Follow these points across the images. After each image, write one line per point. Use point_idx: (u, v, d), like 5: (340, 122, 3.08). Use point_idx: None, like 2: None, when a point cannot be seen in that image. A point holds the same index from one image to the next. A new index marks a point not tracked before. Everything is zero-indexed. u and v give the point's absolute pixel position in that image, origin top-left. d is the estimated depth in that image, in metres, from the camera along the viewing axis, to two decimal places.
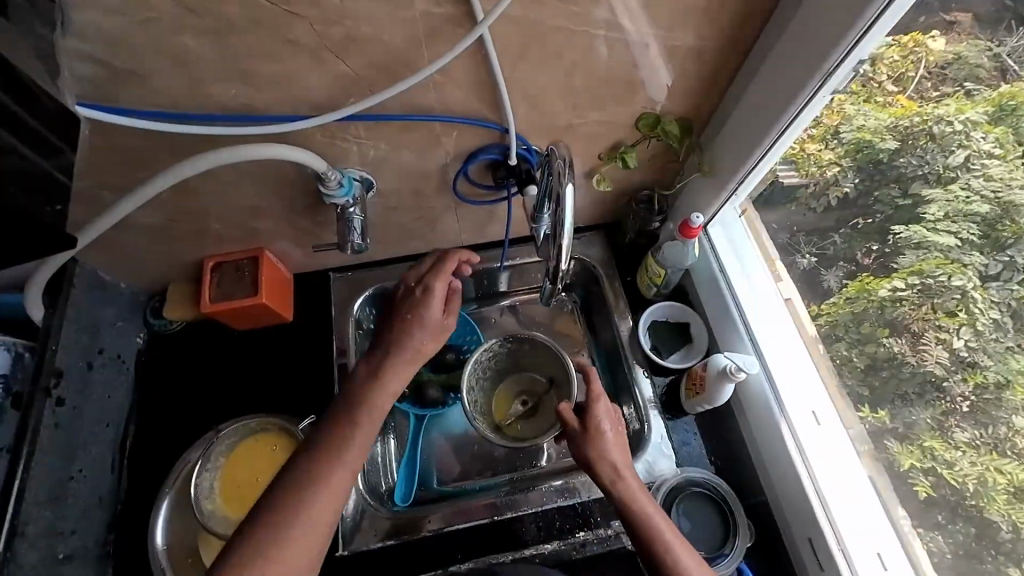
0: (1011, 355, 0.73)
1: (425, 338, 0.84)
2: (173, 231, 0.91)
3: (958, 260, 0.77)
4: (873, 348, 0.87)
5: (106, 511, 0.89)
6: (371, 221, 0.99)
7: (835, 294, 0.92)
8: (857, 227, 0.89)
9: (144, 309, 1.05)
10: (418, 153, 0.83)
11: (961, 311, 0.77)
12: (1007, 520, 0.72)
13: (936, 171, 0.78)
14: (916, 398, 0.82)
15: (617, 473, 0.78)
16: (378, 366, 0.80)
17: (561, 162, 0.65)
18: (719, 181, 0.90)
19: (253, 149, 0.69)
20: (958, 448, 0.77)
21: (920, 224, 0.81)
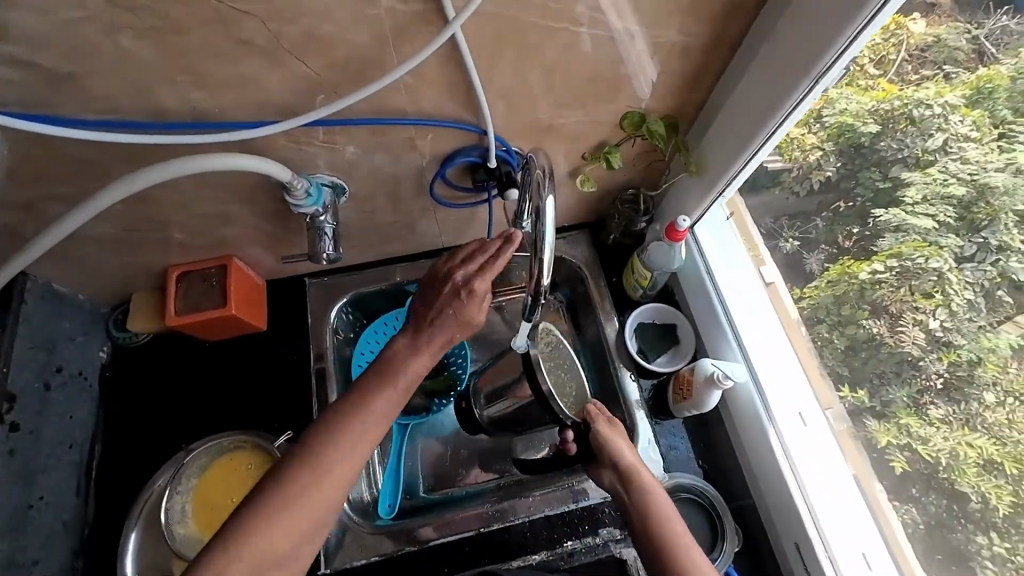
0: (983, 333, 0.72)
1: (458, 326, 0.73)
2: (131, 241, 0.85)
3: (935, 242, 0.76)
4: (853, 330, 0.86)
5: (73, 537, 0.85)
6: (346, 226, 0.94)
7: (817, 278, 0.91)
8: (839, 210, 0.87)
9: (107, 321, 1.00)
10: (392, 156, 0.79)
11: (937, 292, 0.76)
12: (976, 491, 0.72)
13: (915, 155, 0.76)
14: (893, 377, 0.82)
15: (635, 466, 0.80)
16: (400, 370, 0.68)
17: (539, 172, 0.62)
18: (707, 182, 0.88)
19: (202, 163, 0.63)
20: (931, 424, 0.77)
21: (900, 207, 0.79)
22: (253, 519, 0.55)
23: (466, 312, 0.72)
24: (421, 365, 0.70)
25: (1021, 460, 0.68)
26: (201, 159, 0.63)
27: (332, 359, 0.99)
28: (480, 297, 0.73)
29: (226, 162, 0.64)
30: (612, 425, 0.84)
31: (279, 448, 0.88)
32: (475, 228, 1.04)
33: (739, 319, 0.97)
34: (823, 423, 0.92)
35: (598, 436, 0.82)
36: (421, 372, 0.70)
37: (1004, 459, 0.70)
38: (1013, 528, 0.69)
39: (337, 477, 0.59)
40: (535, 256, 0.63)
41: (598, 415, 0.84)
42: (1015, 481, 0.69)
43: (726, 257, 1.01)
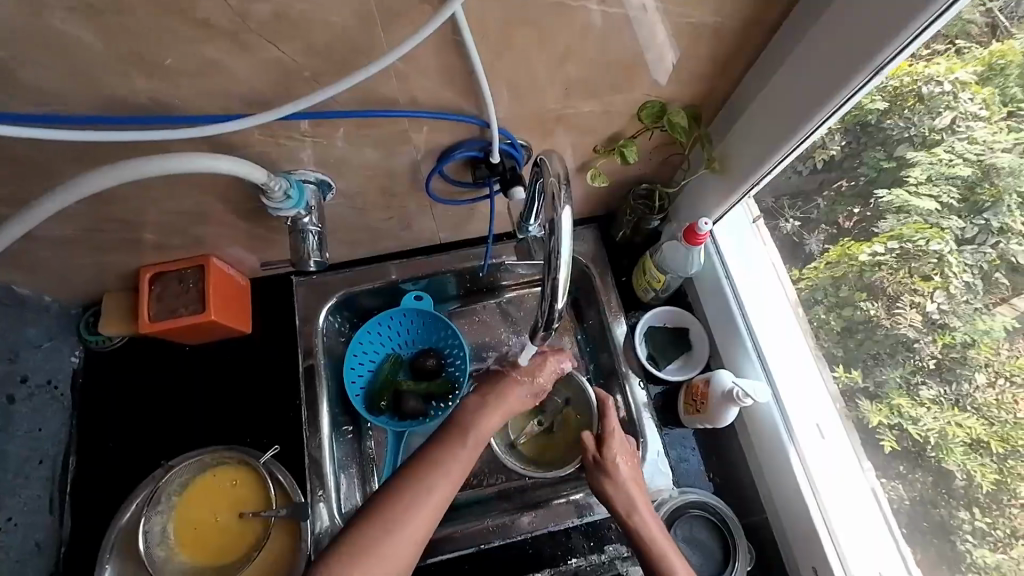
0: (980, 316, 0.71)
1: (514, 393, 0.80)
2: (97, 242, 0.77)
3: (936, 224, 0.73)
4: (850, 312, 0.84)
5: (46, 559, 0.80)
6: (335, 222, 0.86)
7: (817, 259, 0.87)
8: (840, 190, 0.82)
9: (76, 323, 0.92)
10: (382, 150, 0.70)
11: (936, 275, 0.74)
12: (962, 469, 0.71)
13: (921, 134, 0.72)
14: (887, 357, 0.80)
15: (628, 512, 0.79)
16: (473, 430, 0.74)
17: (555, 181, 0.57)
18: (734, 179, 0.80)
19: (147, 166, 0.54)
20: (922, 404, 0.76)
21: (903, 187, 0.75)
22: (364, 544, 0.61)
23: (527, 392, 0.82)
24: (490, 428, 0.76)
25: (1007, 439, 0.68)
26: (148, 162, 0.54)
27: (322, 357, 0.92)
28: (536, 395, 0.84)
29: (176, 164, 0.55)
30: (599, 467, 0.83)
31: (265, 464, 0.83)
32: (475, 223, 0.96)
33: (757, 321, 0.91)
34: (842, 433, 0.86)
35: (595, 483, 0.83)
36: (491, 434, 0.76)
37: (990, 439, 0.69)
38: (993, 504, 0.69)
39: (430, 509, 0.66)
40: (548, 275, 0.58)
41: (587, 460, 0.84)
42: (1000, 460, 0.68)
43: (742, 252, 0.94)
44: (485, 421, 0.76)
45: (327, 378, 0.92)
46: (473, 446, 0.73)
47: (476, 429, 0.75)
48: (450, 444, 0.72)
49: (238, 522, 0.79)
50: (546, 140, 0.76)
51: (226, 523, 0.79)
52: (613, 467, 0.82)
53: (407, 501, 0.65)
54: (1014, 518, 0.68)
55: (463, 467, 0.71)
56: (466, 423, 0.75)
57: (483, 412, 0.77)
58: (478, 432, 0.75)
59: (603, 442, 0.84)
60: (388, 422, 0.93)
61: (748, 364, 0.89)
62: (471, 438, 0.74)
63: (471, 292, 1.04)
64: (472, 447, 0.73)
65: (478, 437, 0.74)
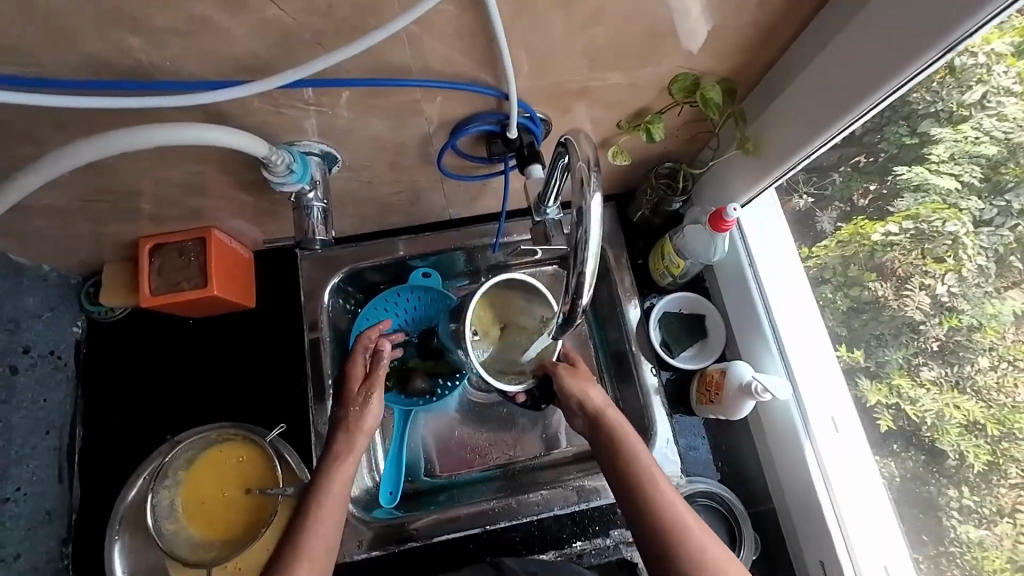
0: (989, 300, 0.67)
1: (359, 412, 0.75)
2: (92, 212, 0.73)
3: (954, 205, 0.69)
4: (857, 291, 0.81)
5: (59, 526, 0.81)
6: (342, 196, 0.82)
7: (828, 237, 0.84)
8: (857, 166, 0.76)
9: (77, 293, 0.90)
10: (392, 121, 0.65)
11: (949, 257, 0.70)
12: (956, 449, 0.70)
13: (948, 109, 0.65)
14: (891, 339, 0.77)
15: (603, 407, 0.75)
16: (330, 471, 0.70)
17: (583, 164, 0.53)
18: (767, 162, 0.75)
19: (134, 136, 0.49)
20: (921, 385, 0.73)
21: (924, 165, 0.70)
22: None
23: (363, 415, 0.75)
24: (348, 463, 0.72)
25: (1003, 421, 0.65)
26: (134, 133, 0.49)
27: (327, 331, 0.90)
28: (377, 400, 0.76)
29: (164, 135, 0.50)
30: (575, 370, 0.78)
31: (271, 442, 0.82)
32: (487, 200, 0.92)
33: (778, 308, 0.87)
34: (858, 425, 0.82)
35: (564, 387, 0.77)
36: (351, 465, 0.72)
37: (986, 421, 0.67)
38: (983, 482, 0.68)
39: (321, 538, 0.65)
40: (572, 269, 0.55)
41: (558, 367, 0.78)
42: (994, 442, 0.66)
43: (767, 236, 0.90)
44: (335, 474, 0.70)
45: (331, 353, 0.90)
46: (330, 508, 0.67)
47: (323, 490, 0.68)
48: (300, 525, 0.66)
49: (246, 497, 0.80)
50: (566, 113, 0.71)
51: (234, 498, 0.79)
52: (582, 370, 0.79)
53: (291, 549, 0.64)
54: (1002, 497, 0.66)
55: (325, 537, 0.66)
56: (314, 490, 0.69)
57: (331, 467, 0.71)
58: (329, 492, 0.69)
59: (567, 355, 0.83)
60: (396, 400, 0.92)
61: (766, 356, 0.87)
62: (322, 500, 0.68)
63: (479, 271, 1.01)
64: (336, 488, 0.69)
65: (333, 495, 0.69)
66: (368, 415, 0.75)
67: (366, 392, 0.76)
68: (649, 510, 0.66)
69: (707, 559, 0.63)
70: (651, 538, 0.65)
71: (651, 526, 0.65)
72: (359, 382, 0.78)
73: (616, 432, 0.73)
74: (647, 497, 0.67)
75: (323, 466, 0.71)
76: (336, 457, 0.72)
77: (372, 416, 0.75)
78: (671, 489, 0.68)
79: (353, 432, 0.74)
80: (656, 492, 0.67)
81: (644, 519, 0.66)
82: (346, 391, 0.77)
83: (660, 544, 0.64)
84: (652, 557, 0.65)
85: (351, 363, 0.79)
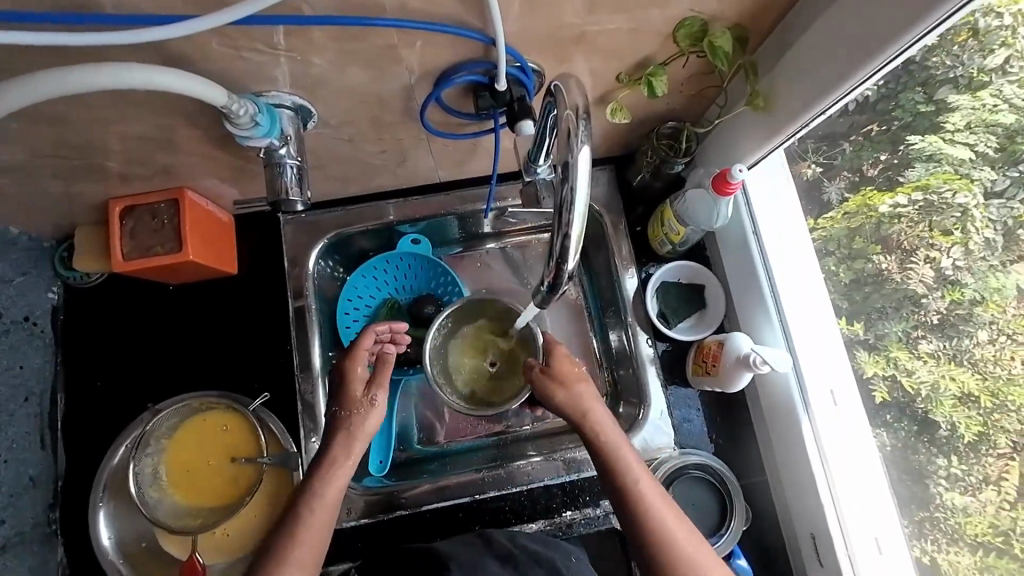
0: (993, 273, 0.63)
1: (360, 413, 0.73)
2: (54, 169, 0.68)
3: (967, 175, 0.64)
4: (861, 264, 0.77)
5: (44, 492, 0.80)
6: (322, 155, 0.77)
7: (834, 209, 0.79)
8: (869, 135, 0.72)
9: (51, 257, 0.86)
10: (370, 69, 0.60)
11: (957, 229, 0.66)
12: (947, 420, 0.68)
13: (968, 75, 0.61)
14: (892, 312, 0.74)
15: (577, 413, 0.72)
16: (322, 474, 0.69)
17: (569, 114, 0.48)
18: (777, 119, 0.69)
19: (74, 78, 0.44)
20: (918, 358, 0.71)
21: (937, 134, 0.66)
22: None
23: (363, 420, 0.73)
24: (344, 467, 0.70)
25: (997, 394, 0.63)
26: (73, 73, 0.44)
27: (312, 298, 0.87)
28: (379, 407, 0.75)
29: (106, 78, 0.45)
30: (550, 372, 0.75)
31: (254, 411, 0.80)
32: (478, 161, 0.86)
33: (781, 275, 0.83)
34: (857, 400, 0.79)
35: (540, 392, 0.75)
36: (348, 469, 0.70)
37: (980, 393, 0.65)
38: (971, 452, 0.66)
39: (310, 541, 0.65)
40: (558, 230, 0.50)
41: (533, 371, 0.76)
42: (986, 413, 0.64)
43: (774, 204, 0.85)
44: (330, 481, 0.68)
45: (319, 321, 0.87)
46: (320, 515, 0.66)
47: (315, 499, 0.67)
48: (288, 530, 0.65)
49: (231, 467, 0.79)
50: (561, 63, 0.65)
51: (218, 466, 0.78)
52: (562, 374, 0.74)
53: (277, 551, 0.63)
54: (989, 466, 0.65)
55: (313, 543, 0.65)
56: (308, 494, 0.68)
57: (325, 468, 0.69)
58: (323, 498, 0.67)
59: (552, 351, 0.77)
60: None
61: (767, 329, 0.83)
62: (313, 508, 0.66)
63: (473, 236, 0.97)
64: (330, 493, 0.68)
65: (325, 502, 0.67)
66: (367, 421, 0.73)
67: (371, 394, 0.75)
68: (635, 526, 0.65)
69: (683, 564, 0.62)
70: (640, 551, 0.64)
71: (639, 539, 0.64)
72: (362, 386, 0.75)
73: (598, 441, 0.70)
74: (634, 514, 0.65)
75: (316, 471, 0.69)
76: (332, 463, 0.70)
77: (372, 422, 0.73)
78: (660, 501, 0.66)
79: (352, 435, 0.72)
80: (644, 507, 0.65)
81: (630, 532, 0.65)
82: (348, 392, 0.75)
83: (648, 559, 0.64)
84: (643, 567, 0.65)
85: (352, 363, 0.76)
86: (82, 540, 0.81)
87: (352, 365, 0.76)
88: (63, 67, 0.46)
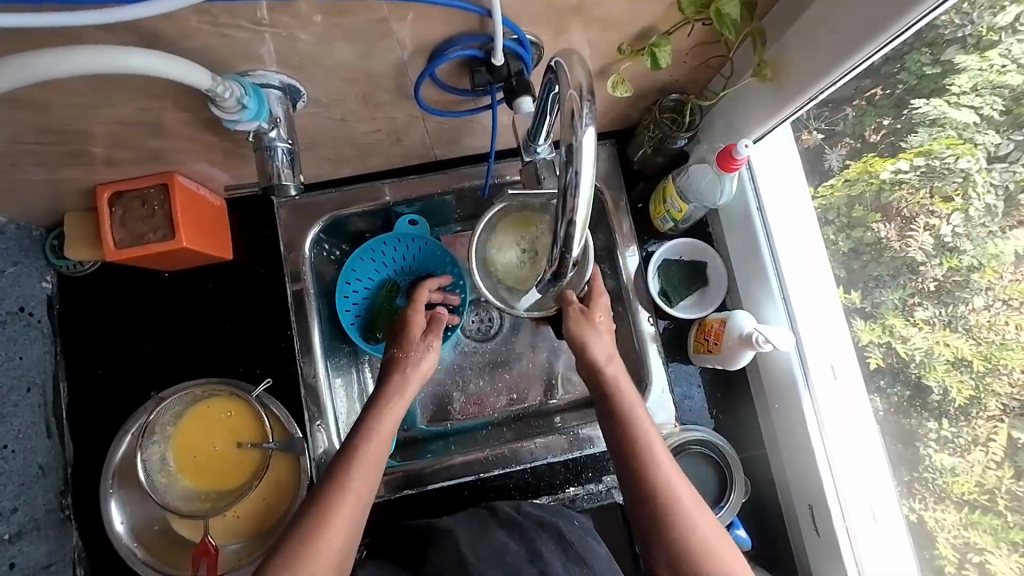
0: (992, 240, 0.63)
1: (415, 354, 0.79)
2: (36, 156, 0.66)
3: (970, 140, 0.63)
4: (860, 233, 0.76)
5: (54, 479, 0.81)
6: (313, 136, 0.75)
7: (835, 176, 0.78)
8: (872, 99, 0.69)
9: (42, 245, 0.85)
10: (360, 46, 0.57)
11: (958, 196, 0.65)
12: (940, 385, 0.69)
13: (977, 34, 0.58)
14: (888, 280, 0.73)
15: (604, 361, 0.73)
16: (380, 419, 0.71)
17: (574, 92, 0.46)
18: (787, 86, 0.66)
19: (46, 63, 0.42)
20: (914, 325, 0.71)
21: (943, 97, 0.63)
22: (311, 522, 0.60)
23: (418, 361, 0.78)
24: (399, 405, 0.73)
25: (989, 358, 0.64)
26: (45, 57, 0.42)
27: (311, 282, 0.85)
28: (435, 350, 0.80)
29: (78, 61, 0.43)
30: (586, 313, 0.77)
31: (258, 397, 0.81)
32: (475, 138, 0.84)
33: (783, 246, 0.82)
34: (855, 366, 0.79)
35: (572, 330, 0.76)
36: (400, 410, 0.73)
37: (972, 357, 0.65)
38: (962, 415, 0.67)
39: (369, 463, 0.66)
40: (561, 218, 0.49)
41: (573, 307, 0.78)
42: (978, 377, 0.65)
43: (780, 179, 0.83)
44: (388, 411, 0.72)
45: (318, 305, 0.86)
46: (376, 443, 0.68)
47: (374, 429, 0.69)
48: (347, 459, 0.66)
49: (238, 452, 0.79)
50: (560, 35, 0.62)
51: (225, 449, 0.79)
52: (595, 321, 0.77)
53: (335, 478, 0.64)
54: (978, 428, 0.65)
55: (368, 472, 0.66)
56: (365, 427, 0.70)
57: (382, 407, 0.72)
58: (378, 430, 0.70)
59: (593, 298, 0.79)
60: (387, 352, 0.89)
61: (768, 306, 0.83)
62: (368, 440, 0.68)
63: (471, 217, 0.95)
64: (382, 431, 0.70)
65: (379, 436, 0.69)
66: (424, 362, 0.78)
67: (429, 342, 0.81)
68: (637, 472, 0.65)
69: (678, 504, 0.62)
70: (640, 493, 0.64)
71: (642, 482, 0.64)
72: (420, 333, 0.82)
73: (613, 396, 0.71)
74: (637, 458, 0.65)
75: (374, 404, 0.72)
76: (388, 398, 0.73)
77: (428, 363, 0.79)
78: (661, 449, 0.66)
79: (407, 374, 0.76)
80: (648, 455, 0.65)
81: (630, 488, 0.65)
82: (407, 335, 0.81)
83: (645, 500, 0.63)
84: (639, 513, 0.63)
85: (416, 310, 0.84)
86: (95, 525, 0.82)
87: (413, 312, 0.83)
88: (33, 51, 0.43)
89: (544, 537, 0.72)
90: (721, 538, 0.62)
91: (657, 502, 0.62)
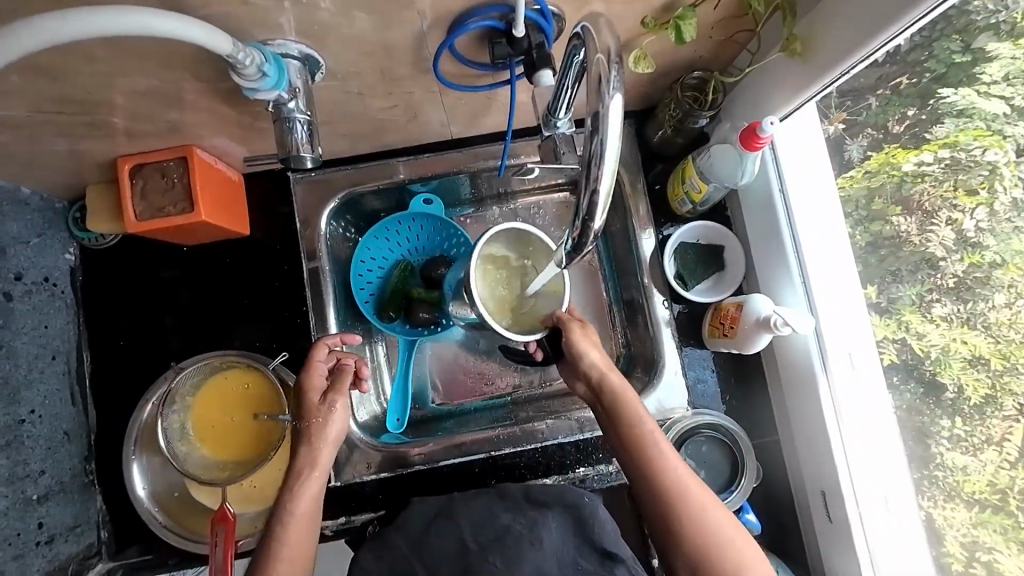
0: (1018, 234, 0.61)
1: (318, 423, 0.72)
2: (58, 126, 0.66)
3: (999, 132, 0.61)
4: (878, 227, 0.74)
5: (78, 445, 0.83)
6: (332, 111, 0.75)
7: (855, 167, 0.75)
8: (897, 89, 0.68)
9: (65, 217, 0.86)
10: (379, 17, 0.56)
11: (983, 189, 0.63)
12: (955, 383, 0.67)
13: (1011, 21, 0.57)
14: (906, 275, 0.72)
15: (606, 368, 0.74)
16: (292, 508, 0.66)
17: (602, 57, 0.45)
18: (815, 65, 0.64)
19: (66, 25, 0.41)
20: (931, 321, 0.69)
21: (973, 86, 0.61)
22: None
23: (323, 428, 0.71)
24: (315, 482, 0.69)
25: (1009, 356, 0.62)
26: (65, 20, 0.41)
27: (326, 259, 0.86)
28: (342, 409, 0.73)
29: (96, 23, 0.42)
30: (585, 330, 0.76)
31: (274, 370, 0.82)
32: (493, 116, 0.83)
33: (806, 235, 0.80)
34: (875, 360, 0.76)
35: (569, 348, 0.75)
36: (318, 487, 0.69)
37: (991, 355, 0.64)
38: (977, 414, 0.66)
39: (292, 555, 0.64)
40: (584, 189, 0.48)
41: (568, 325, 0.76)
42: (995, 375, 0.64)
43: (807, 161, 0.80)
44: (302, 492, 0.67)
45: (333, 281, 0.86)
46: (297, 533, 0.65)
47: (290, 514, 0.66)
48: (268, 558, 0.64)
49: (253, 423, 0.81)
50: (583, 6, 0.61)
51: (240, 421, 0.81)
52: (589, 333, 0.76)
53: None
54: (993, 427, 0.64)
55: (295, 562, 0.65)
56: (280, 520, 0.66)
57: (294, 490, 0.67)
58: (294, 519, 0.66)
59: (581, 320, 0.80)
60: (401, 331, 0.90)
61: (788, 291, 0.82)
62: (288, 527, 0.65)
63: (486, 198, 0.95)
64: (300, 519, 0.66)
65: (300, 517, 0.66)
66: (331, 425, 0.72)
67: (332, 403, 0.72)
68: (646, 472, 0.66)
69: (688, 495, 0.64)
70: (651, 490, 0.65)
71: (652, 480, 0.65)
72: (320, 395, 0.74)
73: (621, 402, 0.71)
74: (644, 458, 0.67)
75: (287, 487, 0.68)
76: (299, 476, 0.68)
77: (337, 425, 0.72)
78: (666, 444, 0.68)
79: (315, 445, 0.70)
80: (654, 453, 0.67)
81: (643, 489, 0.66)
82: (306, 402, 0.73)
83: (655, 497, 0.65)
84: (650, 509, 0.65)
85: (308, 376, 0.74)
86: (118, 490, 0.85)
87: (307, 376, 0.74)
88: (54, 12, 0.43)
89: (547, 514, 0.73)
90: (731, 523, 0.64)
91: (669, 497, 0.64)
